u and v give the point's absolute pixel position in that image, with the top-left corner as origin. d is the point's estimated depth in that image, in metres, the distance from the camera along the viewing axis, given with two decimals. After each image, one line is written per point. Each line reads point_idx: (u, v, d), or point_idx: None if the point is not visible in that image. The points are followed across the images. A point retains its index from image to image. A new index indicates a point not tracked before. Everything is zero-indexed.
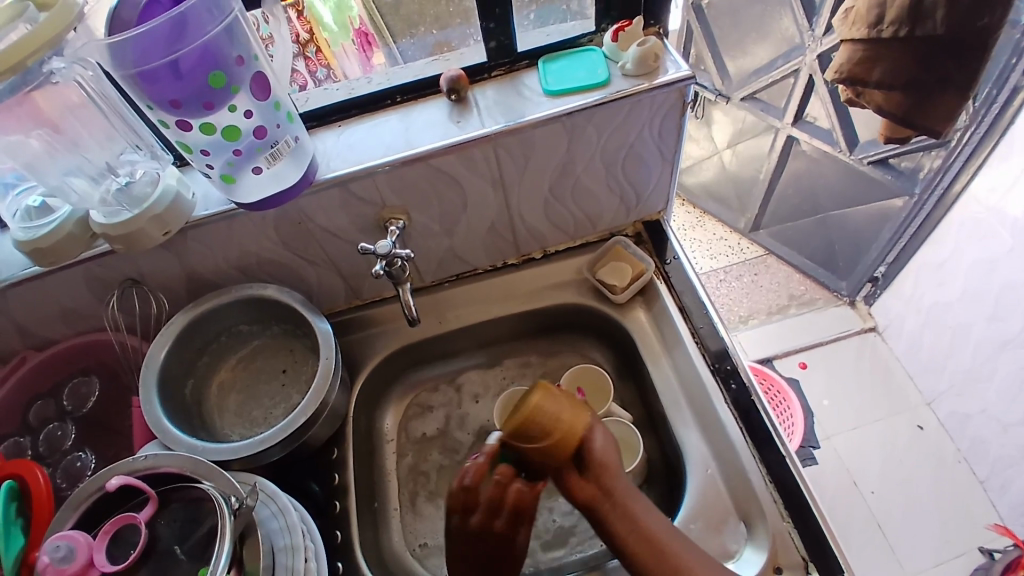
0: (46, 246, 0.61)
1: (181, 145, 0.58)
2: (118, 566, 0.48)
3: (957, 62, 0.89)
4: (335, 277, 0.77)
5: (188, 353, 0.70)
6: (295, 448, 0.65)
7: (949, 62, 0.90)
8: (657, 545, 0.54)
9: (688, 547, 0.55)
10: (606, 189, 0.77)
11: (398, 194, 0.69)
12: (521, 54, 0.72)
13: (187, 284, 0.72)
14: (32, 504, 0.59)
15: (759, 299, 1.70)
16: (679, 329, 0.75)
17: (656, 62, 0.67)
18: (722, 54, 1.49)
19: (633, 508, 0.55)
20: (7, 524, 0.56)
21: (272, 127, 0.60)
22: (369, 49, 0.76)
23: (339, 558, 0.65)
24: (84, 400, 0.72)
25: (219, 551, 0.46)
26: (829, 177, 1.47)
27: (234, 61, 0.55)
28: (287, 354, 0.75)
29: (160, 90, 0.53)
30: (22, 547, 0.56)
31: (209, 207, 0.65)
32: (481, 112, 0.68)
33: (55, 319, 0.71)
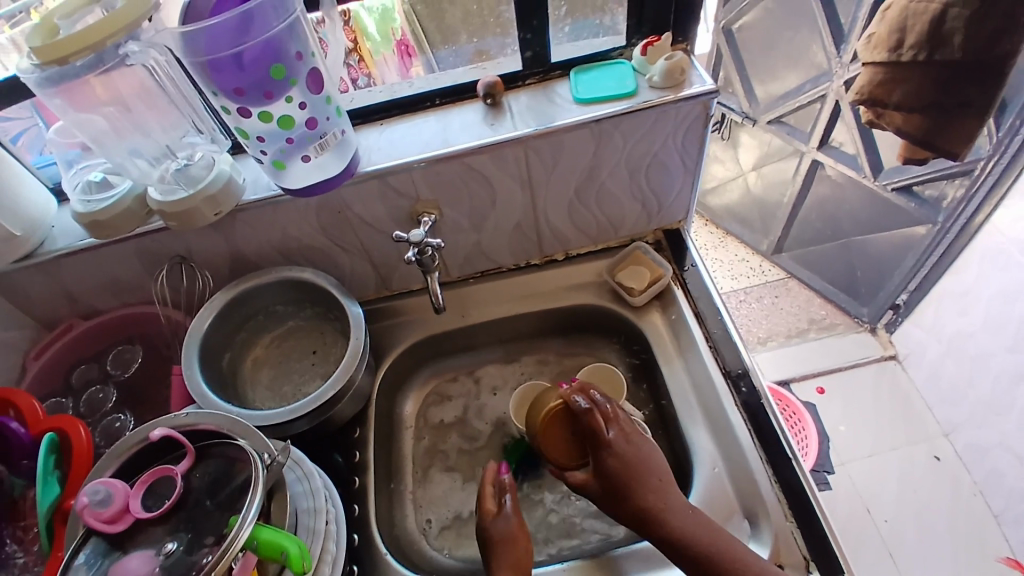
0: (103, 220, 0.66)
1: (239, 131, 0.64)
2: (152, 514, 0.52)
3: (981, 89, 0.91)
4: (367, 266, 0.82)
5: (228, 327, 0.74)
6: (322, 421, 0.69)
7: (967, 84, 0.91)
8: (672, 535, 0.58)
9: (691, 519, 0.59)
10: (630, 196, 0.80)
11: (432, 189, 0.73)
12: (554, 64, 0.76)
13: (230, 264, 0.77)
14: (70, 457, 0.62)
15: (778, 322, 1.70)
16: (695, 334, 0.77)
17: (682, 76, 0.71)
18: (751, 78, 1.52)
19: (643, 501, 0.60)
20: (45, 473, 0.60)
21: (323, 119, 0.66)
22: (409, 55, 0.81)
23: (356, 529, 0.68)
24: (127, 365, 0.77)
25: (251, 500, 0.49)
26: (853, 202, 1.49)
27: (294, 57, 0.60)
28: (319, 336, 0.79)
29: (225, 78, 0.58)
30: (57, 495, 0.59)
31: (257, 192, 0.70)
32: (514, 116, 0.72)
33: (106, 289, 0.77)
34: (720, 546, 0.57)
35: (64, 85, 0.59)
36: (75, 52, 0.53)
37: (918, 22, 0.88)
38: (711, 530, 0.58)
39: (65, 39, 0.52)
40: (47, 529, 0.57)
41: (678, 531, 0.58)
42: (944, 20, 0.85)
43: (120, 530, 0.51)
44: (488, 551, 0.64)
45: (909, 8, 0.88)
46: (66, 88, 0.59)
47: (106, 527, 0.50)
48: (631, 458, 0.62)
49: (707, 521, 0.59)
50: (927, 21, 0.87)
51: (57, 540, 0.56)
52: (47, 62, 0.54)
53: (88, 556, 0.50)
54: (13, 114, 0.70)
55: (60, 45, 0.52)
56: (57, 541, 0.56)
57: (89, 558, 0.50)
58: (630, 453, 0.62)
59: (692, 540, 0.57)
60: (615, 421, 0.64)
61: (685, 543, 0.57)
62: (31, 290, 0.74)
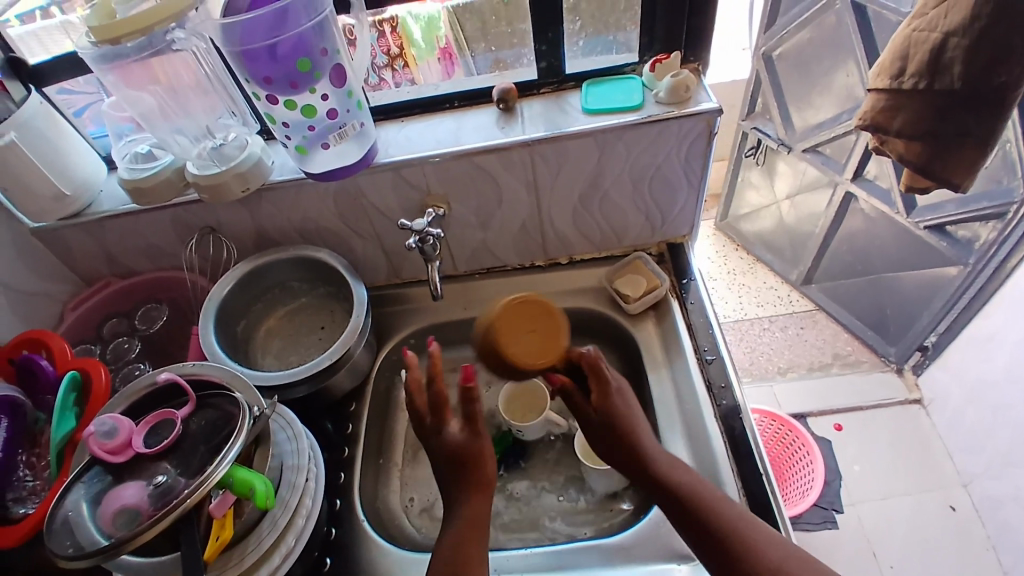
0: (146, 187, 0.74)
1: (268, 116, 0.70)
2: (151, 451, 0.58)
3: (976, 117, 0.90)
4: (379, 253, 0.86)
5: (245, 297, 0.81)
6: (320, 388, 0.74)
7: (967, 115, 0.90)
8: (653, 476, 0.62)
9: (666, 461, 0.62)
10: (633, 206, 0.83)
11: (443, 184, 0.77)
12: (568, 76, 0.80)
13: (255, 240, 0.83)
14: (88, 397, 0.68)
15: (800, 354, 1.66)
16: (684, 344, 0.79)
17: (687, 93, 0.73)
18: (788, 104, 1.52)
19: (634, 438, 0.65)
20: (64, 408, 0.66)
21: (342, 111, 0.71)
22: (452, 62, 0.84)
23: (338, 495, 0.73)
24: (153, 322, 0.83)
25: (232, 443, 0.55)
26: (885, 237, 1.47)
27: (319, 53, 0.66)
28: (328, 313, 0.85)
29: (257, 67, 0.64)
30: (71, 428, 0.66)
31: (283, 174, 0.76)
32: (524, 121, 0.76)
33: (143, 252, 0.84)
34: (697, 489, 0.60)
35: (121, 64, 0.66)
36: (126, 34, 0.61)
37: (919, 50, 0.89)
38: (686, 472, 0.62)
39: (120, 21, 0.60)
40: (57, 456, 0.64)
41: (660, 472, 0.62)
42: (944, 50, 0.87)
43: (120, 461, 0.57)
44: (445, 464, 0.66)
45: (911, 36, 0.90)
46: (119, 65, 0.67)
47: (109, 456, 0.57)
48: (622, 405, 0.67)
49: (687, 469, 0.62)
50: (927, 50, 0.88)
51: (63, 466, 0.63)
52: (102, 41, 0.61)
53: (89, 479, 0.56)
54: (79, 88, 0.80)
55: (115, 27, 0.60)
56: (64, 468, 0.63)
57: (90, 479, 0.57)
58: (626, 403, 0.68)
59: (670, 483, 0.60)
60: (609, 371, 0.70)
61: (663, 486, 0.61)
62: (79, 246, 0.82)
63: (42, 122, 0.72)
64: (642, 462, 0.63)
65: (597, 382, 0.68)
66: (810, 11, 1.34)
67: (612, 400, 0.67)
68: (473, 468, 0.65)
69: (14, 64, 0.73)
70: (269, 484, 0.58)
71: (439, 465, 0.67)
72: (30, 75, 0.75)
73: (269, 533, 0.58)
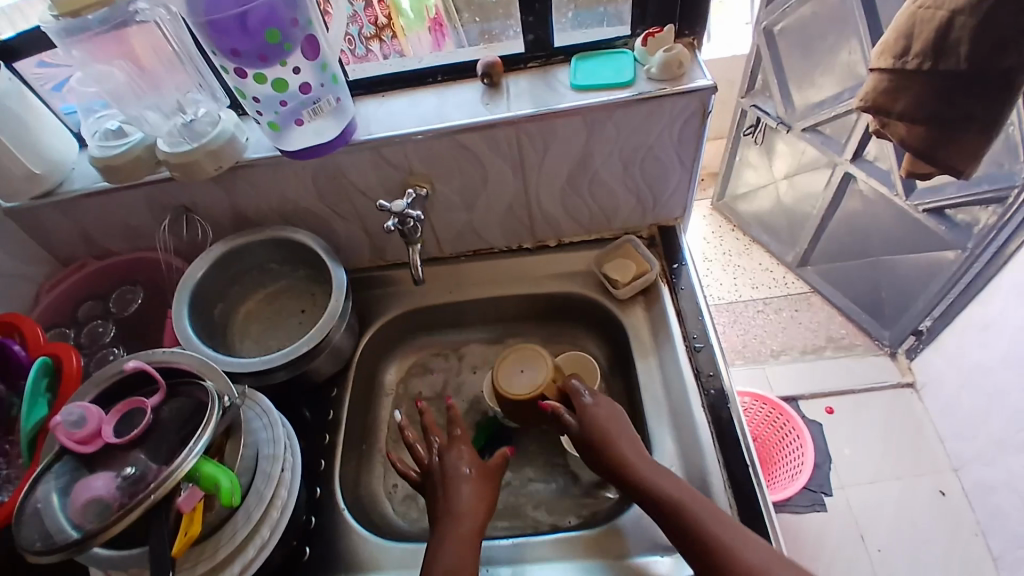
0: (116, 164, 0.71)
1: (238, 91, 0.67)
2: (120, 441, 0.56)
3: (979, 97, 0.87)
4: (362, 234, 0.84)
5: (221, 279, 0.78)
6: (300, 374, 0.72)
7: (968, 97, 0.88)
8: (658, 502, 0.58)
9: (670, 489, 0.59)
10: (624, 188, 0.80)
11: (425, 164, 0.74)
12: (557, 49, 0.76)
13: (232, 220, 0.80)
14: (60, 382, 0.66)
15: (795, 336, 1.65)
16: (673, 330, 0.77)
17: (681, 69, 0.70)
18: (788, 81, 1.47)
19: (633, 465, 0.62)
20: (35, 394, 0.64)
21: (317, 86, 0.68)
22: (441, 32, 0.80)
23: (318, 482, 0.71)
24: (128, 304, 0.81)
25: (198, 436, 0.52)
26: (883, 220, 1.44)
27: (290, 23, 0.63)
28: (309, 296, 0.82)
29: (224, 38, 0.61)
30: (43, 415, 0.64)
31: (259, 151, 0.72)
32: (511, 97, 0.73)
33: (116, 233, 0.81)
34: (703, 523, 0.55)
35: (85, 35, 0.64)
36: (89, 7, 0.60)
37: (926, 28, 0.85)
38: (692, 494, 0.58)
39: None
40: (29, 444, 0.63)
41: (665, 501, 0.58)
42: (950, 29, 0.83)
43: (91, 451, 0.56)
44: (444, 486, 0.63)
45: (916, 13, 0.86)
46: (83, 38, 0.64)
47: (79, 447, 0.55)
48: (604, 418, 0.66)
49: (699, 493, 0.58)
50: (933, 29, 0.85)
51: (35, 454, 0.62)
52: (63, 15, 0.60)
53: (59, 469, 0.54)
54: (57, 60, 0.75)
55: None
56: (36, 455, 0.61)
57: (60, 470, 0.54)
58: (609, 418, 0.67)
59: (676, 516, 0.57)
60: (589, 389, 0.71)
61: (666, 514, 0.58)
62: (49, 226, 0.79)
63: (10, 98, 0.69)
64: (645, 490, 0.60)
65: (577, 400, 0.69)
66: None
67: (591, 412, 0.67)
68: (479, 490, 0.63)
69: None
70: (235, 479, 0.56)
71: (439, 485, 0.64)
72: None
73: (244, 524, 0.57)
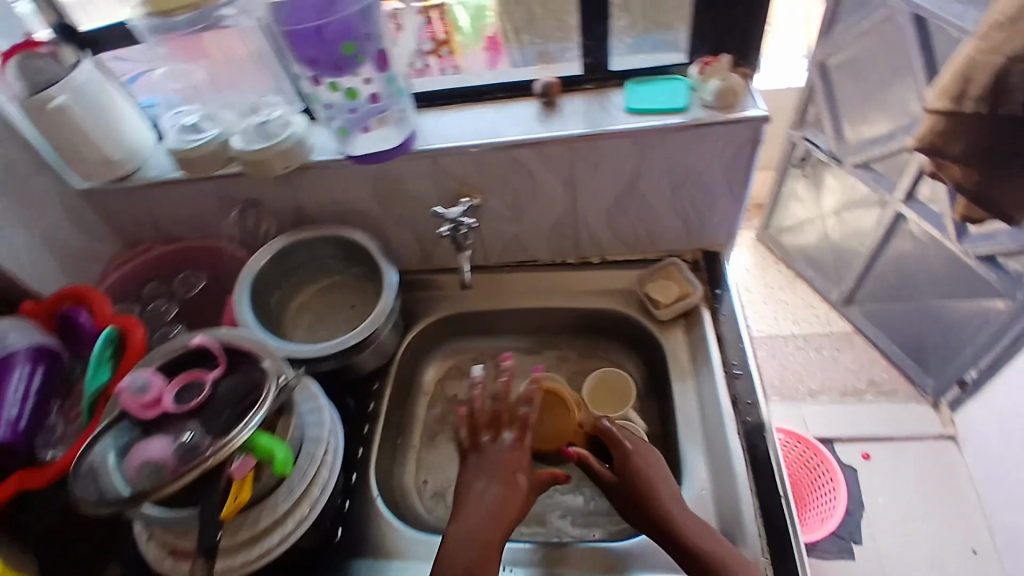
0: (193, 158, 0.76)
1: (313, 97, 0.73)
2: (179, 410, 0.60)
3: None
4: (412, 239, 0.87)
5: (279, 271, 0.82)
6: (347, 365, 0.76)
7: None
8: (686, 546, 0.60)
9: (700, 535, 0.60)
10: (671, 211, 0.81)
11: (479, 175, 0.77)
12: (612, 73, 0.78)
13: (292, 216, 0.85)
14: (124, 353, 0.71)
15: (834, 376, 1.61)
16: (713, 355, 0.77)
17: (735, 98, 0.71)
18: (841, 117, 1.46)
19: (664, 506, 0.63)
20: (99, 361, 0.69)
21: (386, 96, 0.73)
22: (497, 51, 0.84)
23: (354, 470, 0.74)
24: (191, 288, 0.86)
25: (256, 410, 0.56)
26: (932, 264, 1.41)
27: (365, 37, 0.68)
28: (359, 293, 0.86)
29: (305, 48, 0.67)
30: (105, 380, 0.68)
31: (324, 154, 0.77)
32: (566, 117, 0.75)
33: (185, 221, 0.86)
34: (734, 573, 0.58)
35: (177, 36, 0.75)
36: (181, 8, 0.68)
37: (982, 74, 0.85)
38: (721, 544, 0.60)
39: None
40: (89, 407, 0.67)
41: (693, 547, 0.60)
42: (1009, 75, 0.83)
43: (151, 417, 0.60)
44: (466, 482, 0.65)
45: (974, 59, 0.86)
46: (171, 38, 0.75)
47: (140, 411, 0.60)
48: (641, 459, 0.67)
49: (728, 543, 0.61)
50: (989, 75, 0.85)
51: (94, 417, 0.66)
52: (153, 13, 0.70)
53: (122, 430, 0.59)
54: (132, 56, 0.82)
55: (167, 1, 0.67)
56: (94, 418, 0.66)
57: (123, 431, 0.59)
58: (646, 461, 0.67)
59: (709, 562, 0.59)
60: (630, 437, 0.70)
61: (694, 559, 0.59)
62: (127, 210, 0.85)
63: (94, 87, 0.74)
64: (673, 535, 0.61)
65: (619, 448, 0.68)
66: (871, 21, 1.29)
67: (633, 462, 0.67)
68: (506, 494, 0.63)
69: (67, 30, 0.78)
70: (286, 453, 0.60)
71: (463, 482, 0.65)
72: (85, 42, 0.79)
73: (286, 499, 0.60)
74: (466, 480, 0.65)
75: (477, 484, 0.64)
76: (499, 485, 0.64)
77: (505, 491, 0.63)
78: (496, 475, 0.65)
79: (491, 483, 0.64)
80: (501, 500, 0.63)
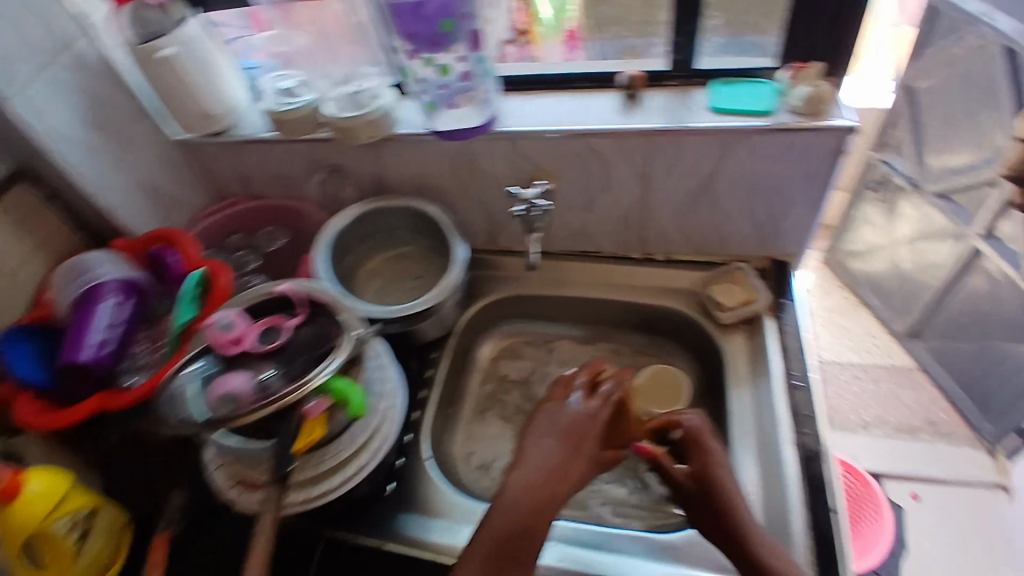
0: (286, 120, 0.80)
1: (405, 71, 0.76)
2: (260, 350, 0.64)
3: None
4: (481, 218, 0.89)
5: (355, 235, 0.86)
6: (409, 329, 0.80)
7: None
8: (747, 551, 0.61)
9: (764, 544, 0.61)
10: (743, 214, 0.81)
11: (555, 160, 0.79)
12: (696, 71, 0.79)
13: (371, 184, 0.88)
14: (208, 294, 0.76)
15: (888, 410, 1.56)
16: (773, 364, 0.77)
17: (822, 106, 0.71)
18: (925, 142, 1.41)
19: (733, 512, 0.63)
20: (187, 299, 0.74)
21: (476, 75, 0.75)
22: (575, 45, 0.86)
23: (410, 431, 0.77)
24: (272, 241, 0.91)
25: (331, 358, 0.60)
26: (1005, 305, 1.34)
27: (463, 17, 0.71)
28: (425, 265, 0.90)
29: (405, 24, 0.71)
30: (191, 317, 0.74)
31: (408, 128, 0.80)
32: (647, 110, 0.76)
33: (272, 180, 0.91)
34: None
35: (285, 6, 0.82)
36: None
37: None
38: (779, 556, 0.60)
39: None
40: (175, 339, 0.72)
41: (754, 554, 0.60)
42: None
43: (233, 353, 0.64)
44: (525, 440, 0.66)
45: None
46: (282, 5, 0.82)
47: (226, 346, 0.64)
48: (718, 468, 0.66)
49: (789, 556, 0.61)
50: None
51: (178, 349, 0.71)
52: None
53: (205, 361, 0.64)
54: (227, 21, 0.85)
55: None
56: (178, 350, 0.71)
57: (206, 362, 0.64)
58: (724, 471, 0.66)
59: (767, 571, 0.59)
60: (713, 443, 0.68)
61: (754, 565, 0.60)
62: (220, 164, 0.90)
63: (200, 45, 0.78)
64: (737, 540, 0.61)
65: (699, 453, 0.67)
66: (968, 46, 1.24)
67: (710, 467, 0.66)
68: (567, 456, 0.64)
69: None
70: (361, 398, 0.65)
71: (524, 438, 0.66)
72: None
73: (348, 446, 0.65)
74: (525, 437, 0.66)
75: (539, 441, 0.65)
76: (566, 446, 0.65)
77: (566, 453, 0.64)
78: (561, 433, 0.66)
79: (554, 441, 0.65)
80: (562, 462, 0.63)
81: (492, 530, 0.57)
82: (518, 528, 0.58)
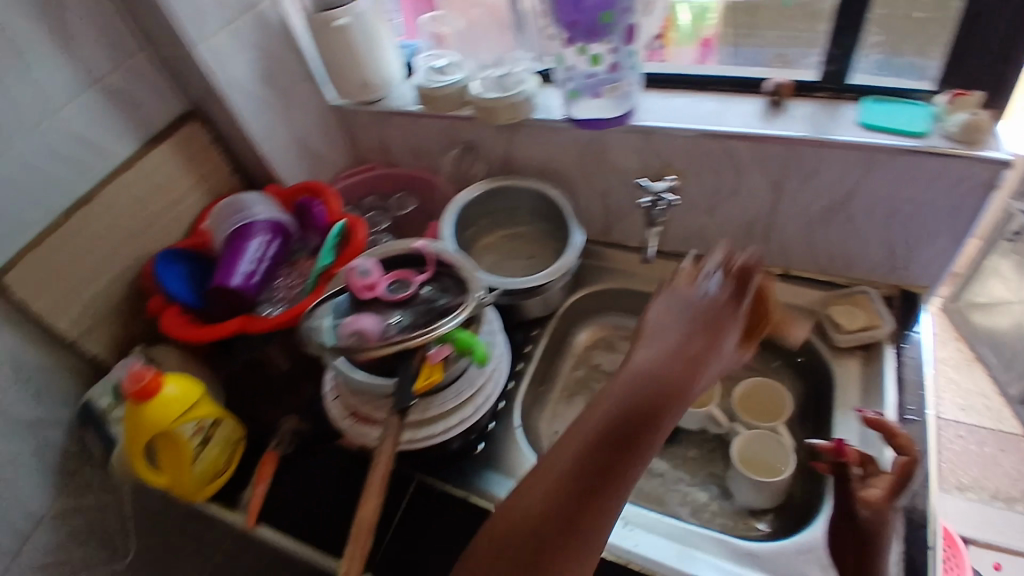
0: (434, 96, 0.86)
1: (557, 58, 0.80)
2: (389, 299, 0.69)
3: None
4: (600, 208, 0.92)
5: (479, 208, 0.91)
6: (517, 301, 0.83)
7: None
8: None
9: None
10: (876, 237, 0.79)
11: (686, 160, 0.80)
12: (850, 86, 0.77)
13: (500, 163, 0.92)
14: (344, 245, 0.82)
15: (990, 476, 1.45)
16: (888, 398, 0.74)
17: (980, 135, 0.68)
18: None
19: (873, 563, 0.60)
20: (327, 247, 0.81)
21: (624, 67, 0.78)
22: (709, 51, 0.88)
23: (504, 399, 0.81)
24: (402, 206, 0.97)
25: (455, 313, 0.64)
26: None
27: (622, 10, 0.74)
28: (538, 247, 0.94)
29: (567, 12, 0.74)
30: (328, 263, 0.80)
31: (547, 113, 0.84)
32: (791, 118, 0.76)
33: (408, 150, 0.98)
34: None
35: None
36: None
37: None
38: None
39: None
40: (313, 281, 0.79)
41: None
42: None
43: (366, 298, 0.70)
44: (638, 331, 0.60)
45: None
46: None
47: (361, 291, 0.70)
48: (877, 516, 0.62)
49: None
50: None
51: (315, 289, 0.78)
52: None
53: (341, 301, 0.70)
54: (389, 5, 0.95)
55: None
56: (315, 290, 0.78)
57: (341, 302, 0.70)
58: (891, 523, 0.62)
59: None
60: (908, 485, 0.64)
61: None
62: (364, 130, 0.98)
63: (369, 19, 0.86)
64: None
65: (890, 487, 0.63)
66: None
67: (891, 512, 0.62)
68: (688, 344, 0.58)
69: None
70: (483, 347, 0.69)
71: (642, 326, 0.60)
72: None
73: (454, 398, 0.69)
74: (645, 327, 0.60)
75: (656, 331, 0.59)
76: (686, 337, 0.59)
77: (685, 344, 0.58)
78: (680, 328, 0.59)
79: (676, 333, 0.59)
80: (681, 349, 0.57)
81: (603, 411, 0.52)
82: (619, 409, 0.52)
